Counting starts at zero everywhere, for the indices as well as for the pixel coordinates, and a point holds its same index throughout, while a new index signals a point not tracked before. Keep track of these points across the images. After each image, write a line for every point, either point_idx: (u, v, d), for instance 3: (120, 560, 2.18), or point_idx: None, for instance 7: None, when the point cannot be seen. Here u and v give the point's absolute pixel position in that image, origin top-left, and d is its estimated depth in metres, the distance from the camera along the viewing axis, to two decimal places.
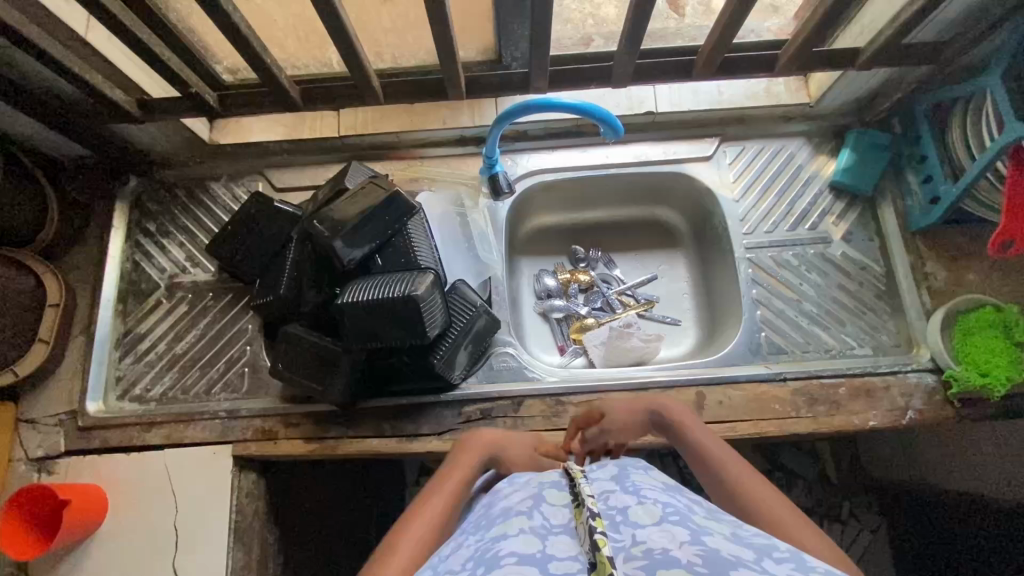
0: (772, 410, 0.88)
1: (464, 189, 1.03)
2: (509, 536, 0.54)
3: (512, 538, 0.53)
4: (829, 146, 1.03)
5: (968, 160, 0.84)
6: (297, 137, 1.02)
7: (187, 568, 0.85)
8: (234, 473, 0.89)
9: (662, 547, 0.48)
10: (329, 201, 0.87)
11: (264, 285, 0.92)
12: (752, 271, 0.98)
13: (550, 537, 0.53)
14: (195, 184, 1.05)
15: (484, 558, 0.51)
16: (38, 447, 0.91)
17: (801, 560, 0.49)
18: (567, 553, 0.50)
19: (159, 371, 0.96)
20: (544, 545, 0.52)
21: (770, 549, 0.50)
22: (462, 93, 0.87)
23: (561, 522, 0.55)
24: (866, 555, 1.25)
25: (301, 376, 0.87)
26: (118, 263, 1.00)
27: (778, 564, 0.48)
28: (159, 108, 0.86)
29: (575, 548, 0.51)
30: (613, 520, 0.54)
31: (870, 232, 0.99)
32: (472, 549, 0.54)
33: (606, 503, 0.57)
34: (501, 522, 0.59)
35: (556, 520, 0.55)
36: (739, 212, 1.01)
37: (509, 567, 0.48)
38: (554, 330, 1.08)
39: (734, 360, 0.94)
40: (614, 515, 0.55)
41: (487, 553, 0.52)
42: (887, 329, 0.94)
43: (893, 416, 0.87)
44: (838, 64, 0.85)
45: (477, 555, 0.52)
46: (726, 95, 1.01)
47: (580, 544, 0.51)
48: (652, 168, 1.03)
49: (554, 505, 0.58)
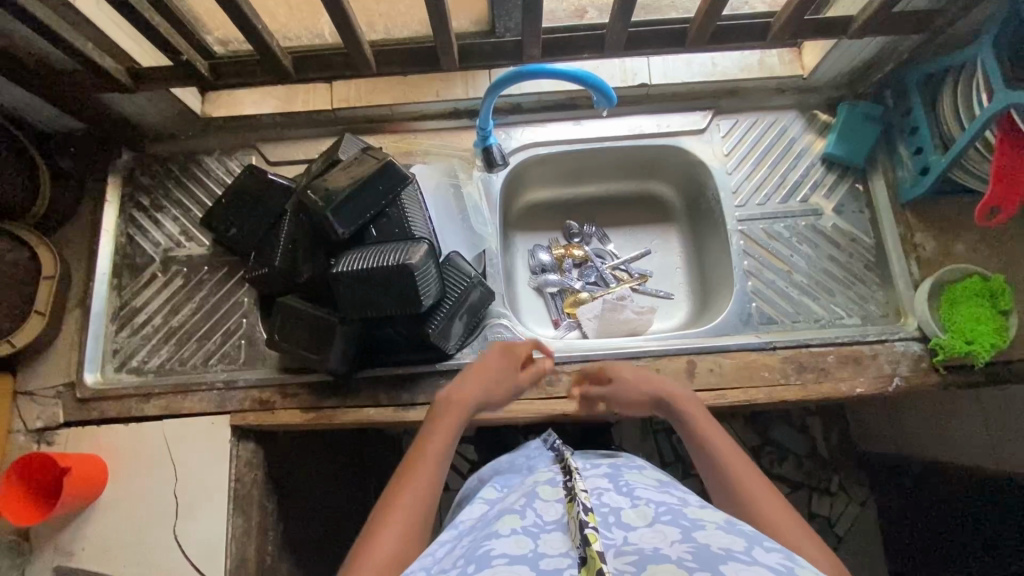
0: (761, 377, 0.90)
1: (457, 162, 1.03)
2: (502, 534, 0.56)
3: (504, 537, 0.55)
4: (822, 118, 1.03)
5: (958, 130, 0.85)
6: (290, 110, 1.02)
7: (188, 534, 0.87)
8: (233, 442, 0.90)
9: (653, 545, 0.51)
10: (323, 172, 0.88)
11: (259, 257, 0.93)
12: (743, 243, 0.99)
13: (542, 536, 0.55)
14: (187, 157, 1.05)
15: (475, 555, 0.53)
16: (37, 419, 0.92)
17: (791, 554, 0.51)
18: (559, 550, 0.53)
19: (156, 344, 0.97)
20: (536, 544, 0.54)
21: (760, 538, 0.52)
22: (455, 62, 0.87)
23: (554, 519, 0.58)
24: (854, 527, 1.28)
25: (297, 347, 0.88)
26: (112, 237, 1.00)
27: (767, 552, 0.50)
28: (148, 77, 0.85)
29: (567, 544, 0.54)
30: (606, 519, 0.57)
31: (861, 204, 1.00)
32: (465, 546, 0.57)
33: (599, 501, 0.61)
34: (496, 517, 0.61)
35: (549, 519, 0.58)
36: (732, 184, 1.02)
37: (499, 567, 0.51)
38: (549, 305, 1.09)
39: (725, 330, 0.95)
40: (607, 514, 0.58)
41: (479, 551, 0.54)
42: (875, 299, 0.96)
43: (879, 383, 0.89)
44: (828, 32, 0.84)
45: (468, 553, 0.55)
46: (720, 66, 1.02)
47: (571, 541, 0.54)
48: (646, 141, 1.04)
49: (547, 500, 0.61)
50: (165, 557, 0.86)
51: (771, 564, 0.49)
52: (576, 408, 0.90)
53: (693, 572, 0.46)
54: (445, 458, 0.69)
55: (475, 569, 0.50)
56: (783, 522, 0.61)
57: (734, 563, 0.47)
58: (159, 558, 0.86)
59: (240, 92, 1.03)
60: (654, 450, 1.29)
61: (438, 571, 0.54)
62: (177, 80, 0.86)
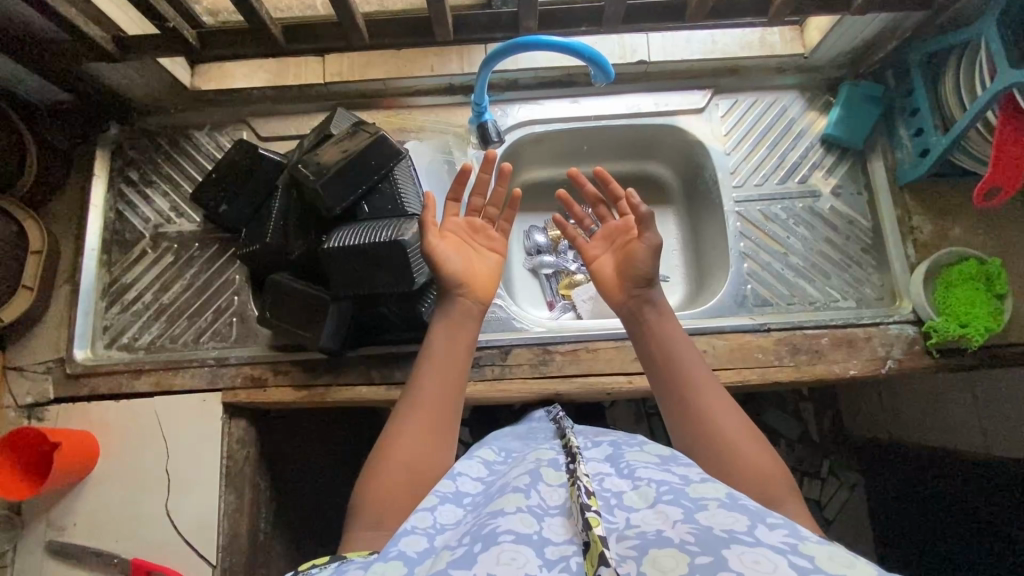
0: (754, 358, 0.89)
1: (452, 138, 1.01)
2: (506, 512, 0.54)
3: (509, 514, 0.54)
4: (822, 99, 1.02)
5: (959, 111, 0.84)
6: (281, 84, 0.99)
7: (180, 510, 0.87)
8: (224, 419, 0.90)
9: (655, 529, 0.51)
10: (316, 146, 0.86)
11: (251, 234, 0.92)
12: (740, 224, 0.98)
13: (547, 518, 0.54)
14: (177, 132, 1.03)
15: (481, 533, 0.52)
16: (27, 394, 0.91)
17: (795, 528, 0.50)
18: (563, 537, 0.52)
19: (146, 320, 0.96)
20: (540, 527, 0.53)
21: (763, 515, 0.51)
22: (449, 35, 0.85)
23: (557, 504, 0.56)
24: (842, 511, 1.30)
25: (289, 324, 0.87)
26: (101, 212, 0.99)
27: (771, 531, 0.49)
28: (136, 46, 0.83)
29: (570, 529, 0.53)
30: (608, 502, 0.57)
31: (859, 187, 0.99)
32: (469, 524, 0.56)
33: (601, 485, 0.60)
34: (497, 496, 0.59)
35: (552, 503, 0.56)
36: (729, 165, 1.01)
37: (507, 545, 0.50)
38: (543, 286, 1.09)
39: (721, 311, 0.94)
40: (609, 497, 0.58)
41: (485, 529, 0.53)
42: (871, 282, 0.95)
43: (872, 365, 0.89)
44: (833, 7, 0.82)
45: (473, 530, 0.54)
46: (720, 43, 1.00)
47: (574, 525, 0.53)
48: (643, 120, 1.02)
49: (551, 484, 0.59)
50: (158, 533, 0.86)
51: (774, 544, 0.47)
52: (569, 388, 0.90)
53: (695, 557, 0.46)
54: (458, 366, 0.72)
55: (481, 548, 0.50)
56: (769, 476, 0.62)
57: (737, 546, 0.47)
58: (151, 533, 0.86)
59: (231, 64, 1.01)
60: (647, 433, 1.29)
61: (441, 548, 0.53)
62: (164, 49, 0.83)
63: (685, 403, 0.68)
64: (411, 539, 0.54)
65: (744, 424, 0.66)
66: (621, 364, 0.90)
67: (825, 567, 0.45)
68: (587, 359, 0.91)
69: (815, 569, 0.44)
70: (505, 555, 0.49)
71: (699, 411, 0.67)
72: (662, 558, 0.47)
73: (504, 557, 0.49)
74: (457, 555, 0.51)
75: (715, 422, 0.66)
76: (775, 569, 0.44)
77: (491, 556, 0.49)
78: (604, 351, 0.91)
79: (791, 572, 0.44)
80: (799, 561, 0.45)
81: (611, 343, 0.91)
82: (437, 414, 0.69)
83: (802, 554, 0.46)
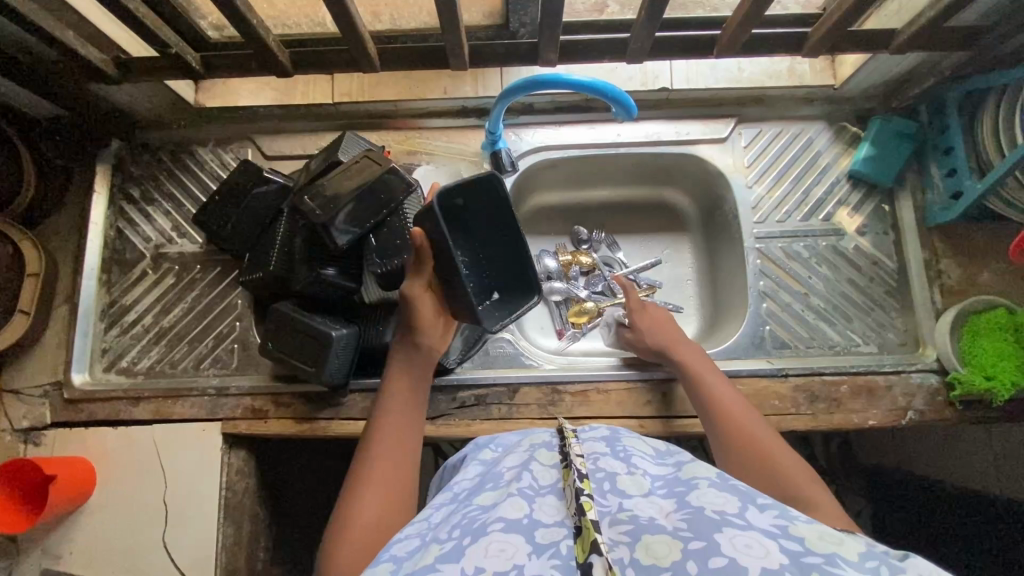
0: (772, 405, 0.86)
1: (464, 165, 0.97)
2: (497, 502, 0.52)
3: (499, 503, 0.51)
4: (852, 130, 0.98)
5: (995, 156, 0.79)
6: (286, 102, 0.96)
7: (177, 542, 0.85)
8: (223, 451, 0.88)
9: (649, 514, 0.47)
10: (322, 172, 0.83)
11: (254, 260, 0.89)
12: (760, 262, 0.95)
13: (537, 500, 0.51)
14: (180, 148, 1.00)
15: (472, 528, 0.49)
16: (23, 418, 0.89)
17: (784, 509, 0.47)
18: (554, 518, 0.48)
19: (146, 344, 0.93)
20: (531, 509, 0.50)
21: (754, 496, 0.48)
22: (465, 63, 0.81)
23: (549, 484, 0.54)
24: None
25: (290, 358, 0.84)
26: (101, 230, 0.95)
27: (761, 513, 0.46)
28: (136, 67, 0.79)
29: (562, 512, 0.49)
30: (601, 486, 0.52)
31: (886, 226, 0.95)
32: (463, 515, 0.52)
33: (595, 466, 0.55)
34: (492, 487, 0.56)
35: (544, 483, 0.54)
36: (751, 199, 0.97)
37: (495, 534, 0.47)
38: (553, 313, 1.05)
39: (736, 352, 0.91)
40: (602, 480, 0.53)
41: (475, 523, 0.49)
42: (894, 327, 0.92)
43: (893, 416, 0.86)
44: (869, 45, 0.78)
45: (465, 522, 0.50)
46: (747, 72, 0.95)
47: (566, 508, 0.49)
48: (663, 148, 0.98)
49: (544, 465, 0.57)
50: (154, 563, 0.85)
51: (766, 528, 0.44)
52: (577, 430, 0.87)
53: (688, 543, 0.43)
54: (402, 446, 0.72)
55: (469, 541, 0.47)
56: (801, 480, 0.65)
57: (729, 530, 0.43)
58: (147, 565, 0.84)
59: (236, 81, 0.97)
60: None
61: (431, 542, 0.50)
62: (167, 70, 0.80)
63: (726, 417, 0.74)
64: (403, 543, 0.51)
65: (774, 436, 0.71)
66: (633, 408, 0.87)
67: (817, 550, 0.42)
68: (596, 401, 0.88)
69: (806, 552, 0.41)
70: (493, 546, 0.46)
71: (738, 421, 0.73)
72: (655, 545, 0.43)
73: (493, 549, 0.45)
74: (445, 549, 0.47)
75: (757, 432, 0.71)
76: (768, 554, 0.41)
77: (479, 550, 0.45)
78: (615, 393, 0.88)
79: (783, 559, 0.41)
80: (789, 545, 0.42)
81: (620, 385, 0.88)
82: (391, 478, 0.67)
83: (792, 538, 0.43)
